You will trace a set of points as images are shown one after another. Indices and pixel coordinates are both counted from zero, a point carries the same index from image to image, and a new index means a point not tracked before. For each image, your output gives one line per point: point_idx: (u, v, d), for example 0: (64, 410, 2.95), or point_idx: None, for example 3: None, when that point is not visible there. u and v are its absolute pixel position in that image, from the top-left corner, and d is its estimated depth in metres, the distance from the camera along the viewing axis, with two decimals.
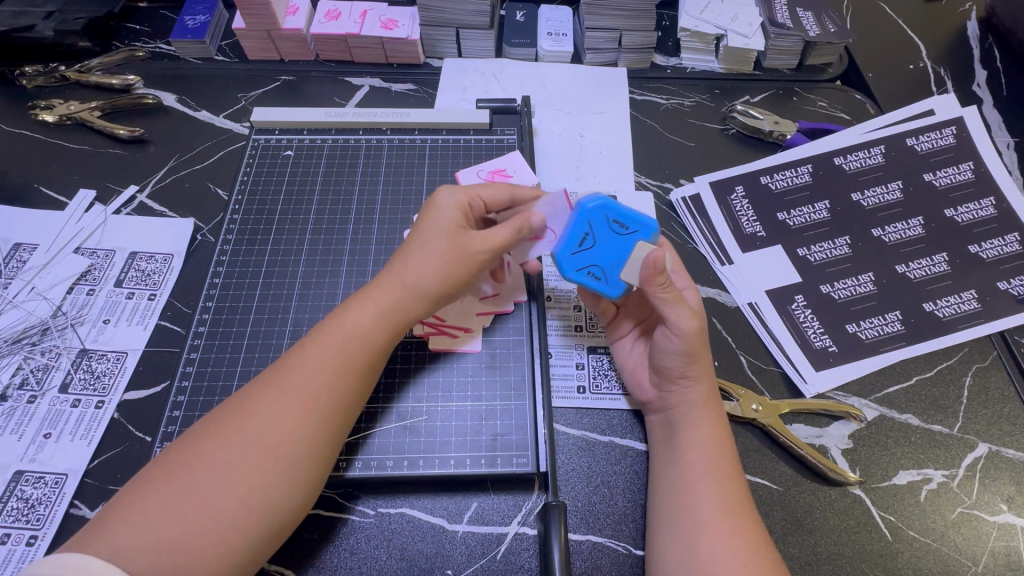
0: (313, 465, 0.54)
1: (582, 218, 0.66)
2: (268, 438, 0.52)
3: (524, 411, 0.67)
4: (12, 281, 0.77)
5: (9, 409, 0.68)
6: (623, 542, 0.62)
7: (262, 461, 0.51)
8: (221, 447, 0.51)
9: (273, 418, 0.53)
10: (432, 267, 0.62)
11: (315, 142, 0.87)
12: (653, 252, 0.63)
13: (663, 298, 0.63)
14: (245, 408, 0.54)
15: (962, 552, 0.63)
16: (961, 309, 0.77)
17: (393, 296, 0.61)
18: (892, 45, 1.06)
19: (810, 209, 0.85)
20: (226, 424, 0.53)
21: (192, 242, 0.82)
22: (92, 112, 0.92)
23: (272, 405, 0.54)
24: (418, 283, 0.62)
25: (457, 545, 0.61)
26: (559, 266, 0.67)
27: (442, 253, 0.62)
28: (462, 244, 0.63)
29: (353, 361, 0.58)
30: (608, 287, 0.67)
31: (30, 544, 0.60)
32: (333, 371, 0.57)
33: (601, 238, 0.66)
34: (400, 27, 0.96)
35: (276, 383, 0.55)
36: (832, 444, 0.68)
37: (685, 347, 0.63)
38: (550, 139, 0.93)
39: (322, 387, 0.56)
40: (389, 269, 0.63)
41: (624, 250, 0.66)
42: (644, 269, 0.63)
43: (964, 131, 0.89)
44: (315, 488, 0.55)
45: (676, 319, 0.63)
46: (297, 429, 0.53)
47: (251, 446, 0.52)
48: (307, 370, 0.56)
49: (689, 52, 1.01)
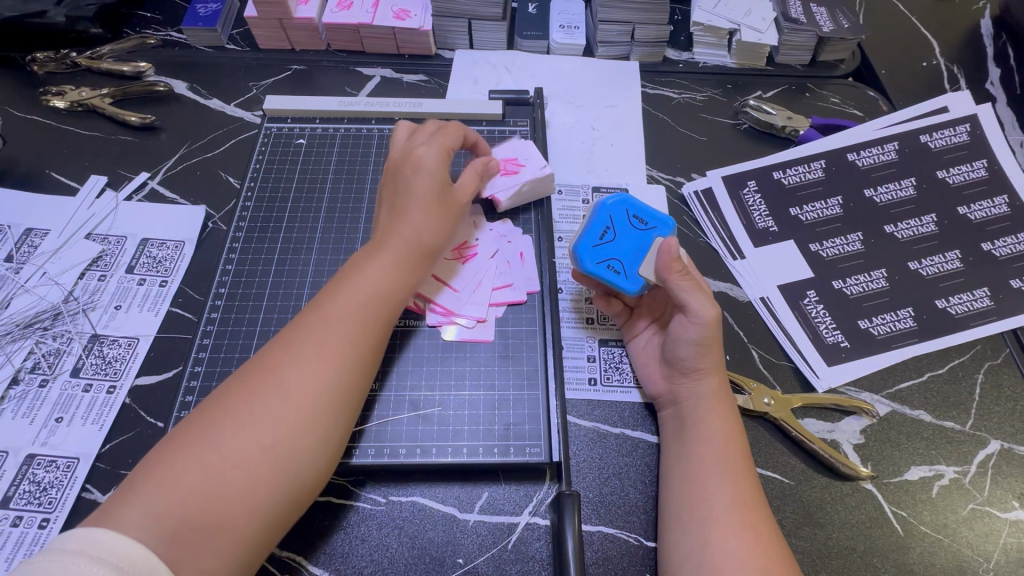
0: (337, 421, 0.54)
1: (602, 215, 0.69)
2: (293, 391, 0.53)
3: (537, 400, 0.67)
4: (24, 266, 0.77)
5: (21, 392, 0.68)
6: (634, 533, 0.62)
7: (289, 415, 0.52)
8: (246, 401, 0.52)
9: (297, 372, 0.54)
10: (430, 224, 0.64)
11: (327, 131, 0.87)
12: (666, 240, 0.65)
13: (677, 281, 0.63)
14: (267, 363, 0.54)
15: (973, 548, 0.63)
16: (974, 306, 0.77)
17: (404, 257, 0.62)
18: (905, 43, 1.05)
19: (822, 204, 0.84)
20: (248, 379, 0.53)
21: (204, 229, 0.81)
22: (103, 99, 0.91)
23: (295, 360, 0.54)
24: (426, 237, 0.63)
25: (468, 534, 0.61)
26: (578, 257, 0.67)
27: (443, 208, 0.65)
28: (454, 196, 0.67)
29: (372, 318, 0.59)
30: (625, 280, 0.67)
31: (43, 527, 0.60)
32: (354, 326, 0.57)
33: (622, 232, 0.68)
34: (412, 17, 0.95)
35: (299, 340, 0.56)
36: (843, 439, 0.68)
37: (701, 335, 0.63)
38: (562, 132, 0.93)
39: (344, 341, 0.56)
40: (390, 227, 0.64)
41: (643, 244, 0.68)
42: (659, 257, 0.65)
43: (979, 129, 0.89)
44: (339, 445, 0.55)
45: (691, 304, 0.62)
46: (321, 384, 0.54)
47: (278, 399, 0.52)
48: (328, 326, 0.56)
49: (701, 47, 1.01)
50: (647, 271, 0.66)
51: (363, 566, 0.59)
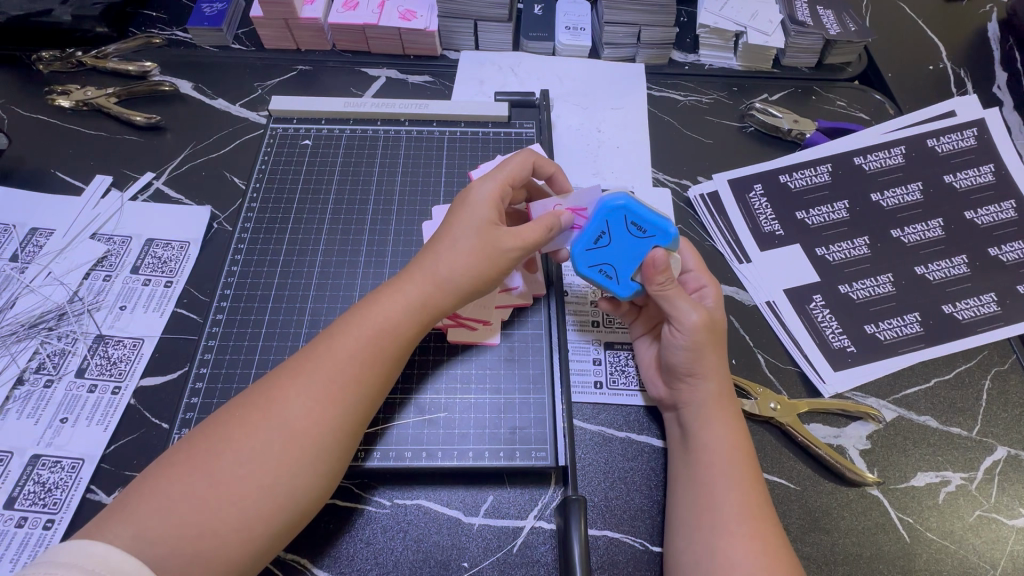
0: (337, 456, 0.54)
1: (601, 216, 0.66)
2: (296, 427, 0.52)
3: (542, 404, 0.67)
4: (29, 266, 0.77)
5: (26, 393, 0.68)
6: (640, 538, 0.62)
7: (289, 452, 0.51)
8: (246, 432, 0.51)
9: (302, 408, 0.53)
10: (464, 263, 0.62)
11: (333, 131, 0.87)
12: (654, 252, 0.63)
13: (661, 294, 0.63)
14: (272, 395, 0.54)
15: (980, 555, 0.63)
16: (980, 312, 0.76)
17: (425, 292, 0.61)
18: (911, 46, 1.05)
19: (829, 208, 0.84)
20: (252, 411, 0.53)
21: (209, 230, 0.81)
22: (108, 98, 0.91)
23: (300, 394, 0.54)
24: (450, 277, 0.61)
25: (473, 538, 0.61)
26: (574, 262, 0.66)
27: (473, 248, 0.62)
28: (492, 240, 0.62)
29: (381, 354, 0.58)
30: (618, 286, 0.66)
31: (48, 528, 0.60)
32: (361, 363, 0.56)
33: (618, 237, 0.65)
34: (418, 18, 0.95)
35: (305, 371, 0.55)
36: (849, 444, 0.68)
37: (691, 341, 0.62)
38: (568, 134, 0.93)
39: (350, 378, 0.55)
40: (422, 259, 0.63)
41: (638, 251, 0.65)
42: (643, 269, 0.64)
43: (986, 133, 0.88)
44: (338, 478, 0.55)
45: (678, 314, 0.62)
46: (325, 419, 0.53)
47: (280, 436, 0.51)
48: (336, 360, 0.56)
49: (707, 49, 1.00)
50: (638, 276, 0.65)
51: (368, 569, 0.59)
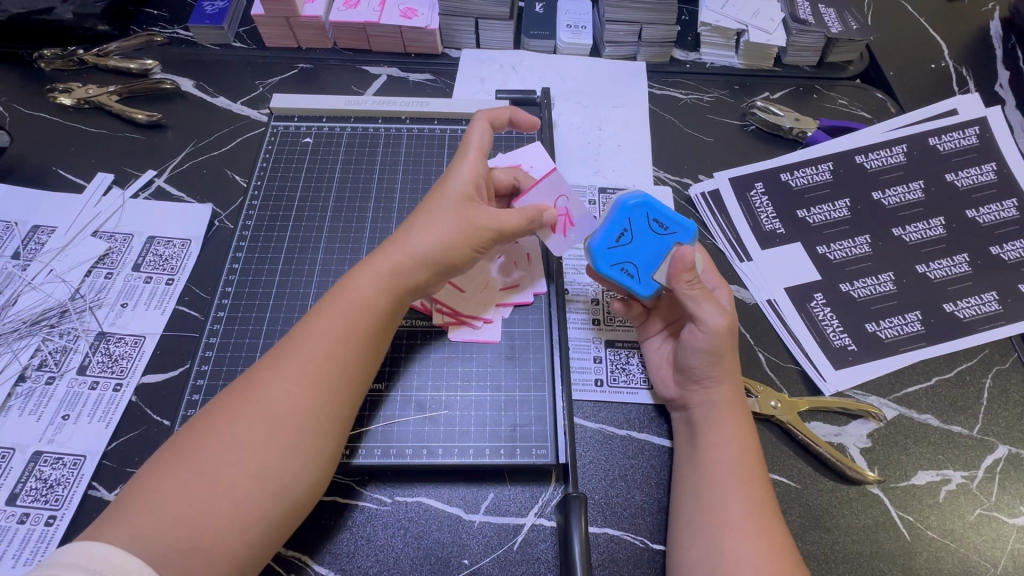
0: (325, 439, 0.54)
1: (621, 216, 0.67)
2: (279, 410, 0.52)
3: (543, 401, 0.67)
4: (30, 263, 0.77)
5: (28, 390, 0.68)
6: (640, 536, 0.62)
7: (274, 435, 0.51)
8: (230, 420, 0.52)
9: (282, 391, 0.53)
10: (436, 235, 0.62)
11: (334, 129, 0.87)
12: (680, 250, 0.64)
13: (688, 294, 0.63)
14: (252, 382, 0.54)
15: (981, 554, 0.63)
16: (982, 311, 0.76)
17: (397, 264, 0.61)
18: (913, 44, 1.05)
19: (829, 206, 0.84)
20: (235, 399, 0.53)
21: (210, 227, 0.81)
22: (109, 96, 0.91)
23: (281, 378, 0.54)
24: (422, 250, 0.61)
25: (473, 535, 0.61)
26: (593, 259, 0.67)
27: (448, 224, 0.62)
28: (469, 218, 0.63)
29: (359, 334, 0.58)
30: (639, 284, 0.67)
31: (49, 525, 0.60)
32: (339, 344, 0.57)
33: (641, 238, 0.67)
34: (419, 16, 0.95)
35: (285, 357, 0.55)
36: (850, 443, 0.68)
37: (711, 345, 0.62)
38: (569, 132, 0.93)
39: (328, 359, 0.56)
40: (397, 234, 0.64)
41: (659, 250, 0.67)
42: (672, 265, 0.64)
43: (988, 132, 0.88)
44: (328, 463, 0.55)
45: (702, 315, 0.62)
46: (308, 401, 0.54)
47: (263, 419, 0.52)
48: (315, 343, 0.56)
49: (709, 47, 1.00)
50: (660, 276, 0.66)
51: (368, 566, 0.59)
